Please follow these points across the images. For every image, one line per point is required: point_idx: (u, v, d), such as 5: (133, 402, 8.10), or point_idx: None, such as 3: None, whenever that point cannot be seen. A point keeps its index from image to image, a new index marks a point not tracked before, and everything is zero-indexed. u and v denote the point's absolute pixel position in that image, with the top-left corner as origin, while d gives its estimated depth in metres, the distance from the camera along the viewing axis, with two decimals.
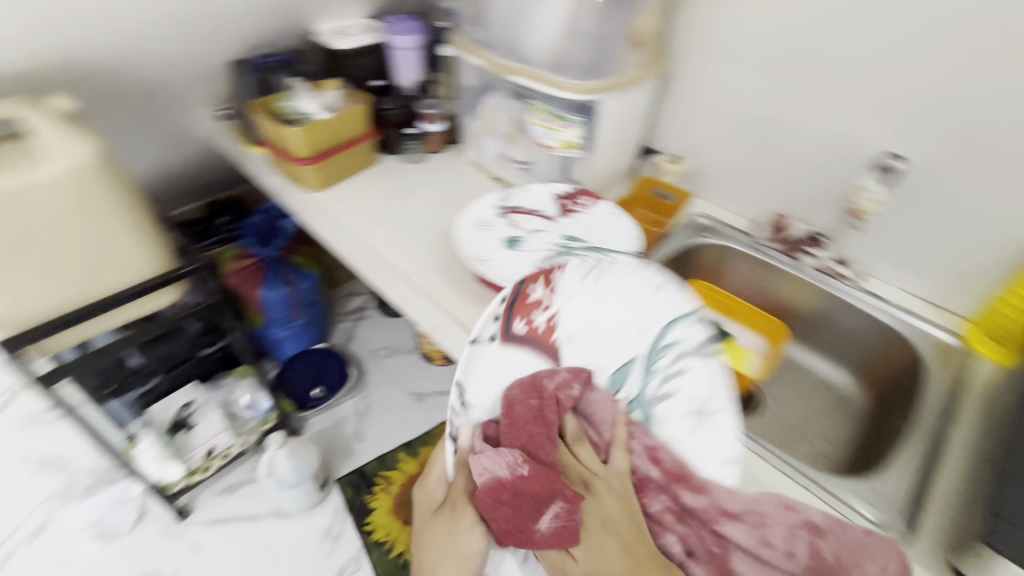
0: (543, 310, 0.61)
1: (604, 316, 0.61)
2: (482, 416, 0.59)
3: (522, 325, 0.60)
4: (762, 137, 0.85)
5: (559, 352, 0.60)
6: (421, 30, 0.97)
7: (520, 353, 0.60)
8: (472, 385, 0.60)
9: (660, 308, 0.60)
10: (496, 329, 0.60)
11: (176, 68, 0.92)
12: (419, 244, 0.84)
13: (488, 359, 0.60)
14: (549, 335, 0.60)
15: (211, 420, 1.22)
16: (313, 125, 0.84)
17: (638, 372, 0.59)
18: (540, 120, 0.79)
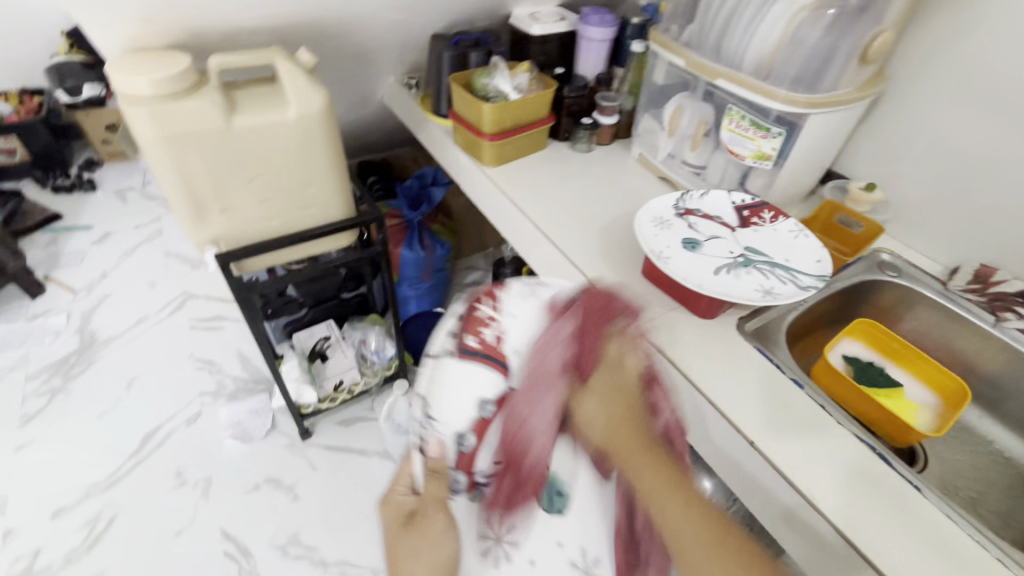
0: (491, 326, 0.59)
1: (541, 327, 0.61)
2: (446, 431, 0.60)
3: (474, 341, 0.59)
4: (981, 178, 0.76)
5: (509, 364, 0.58)
6: (614, 23, 0.98)
7: (473, 367, 0.58)
8: (436, 404, 0.59)
9: None
10: (452, 345, 0.60)
11: (385, 36, 1.01)
12: (582, 231, 0.86)
13: (444, 378, 0.59)
14: (498, 348, 0.59)
15: (343, 356, 1.33)
16: (504, 104, 0.89)
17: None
18: (733, 127, 0.78)
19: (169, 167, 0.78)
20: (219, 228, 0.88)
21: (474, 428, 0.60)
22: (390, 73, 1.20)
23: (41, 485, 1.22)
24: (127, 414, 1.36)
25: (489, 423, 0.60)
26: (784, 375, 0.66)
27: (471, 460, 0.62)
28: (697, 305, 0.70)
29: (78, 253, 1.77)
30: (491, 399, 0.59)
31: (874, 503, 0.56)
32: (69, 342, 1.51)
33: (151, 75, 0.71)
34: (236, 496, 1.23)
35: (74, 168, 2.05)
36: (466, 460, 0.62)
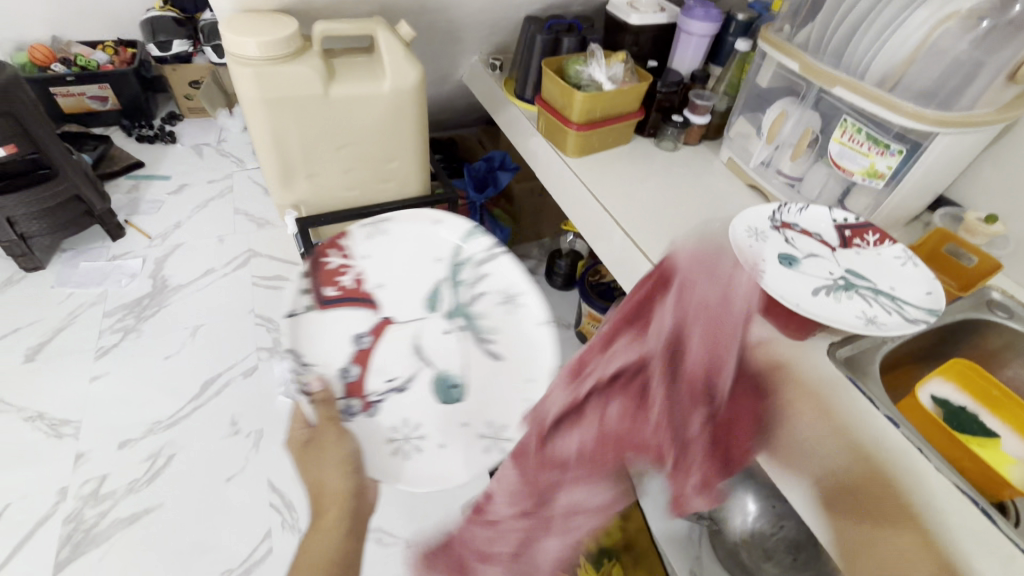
0: (347, 270, 0.85)
1: (388, 259, 0.87)
2: (331, 364, 0.79)
3: (333, 290, 0.83)
4: None
5: (375, 298, 0.84)
6: (718, 18, 0.93)
7: (339, 311, 0.82)
8: (311, 347, 0.79)
9: (440, 237, 0.88)
10: (314, 300, 0.82)
11: (480, 14, 1.00)
12: (663, 232, 0.83)
13: (315, 324, 0.81)
14: (358, 287, 0.85)
15: None
16: (595, 94, 0.86)
17: (447, 290, 0.86)
18: (845, 139, 0.73)
19: (264, 128, 0.79)
20: (302, 192, 0.90)
21: (356, 360, 0.80)
22: (474, 52, 1.19)
23: (111, 416, 1.30)
24: (190, 360, 1.43)
25: (370, 352, 0.80)
26: (877, 410, 0.62)
27: (354, 376, 0.78)
28: (786, 324, 0.66)
29: (156, 201, 1.86)
30: (367, 333, 0.82)
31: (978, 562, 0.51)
32: (143, 285, 1.60)
33: (257, 35, 0.72)
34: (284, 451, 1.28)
35: (157, 120, 2.15)
36: (356, 388, 0.78)
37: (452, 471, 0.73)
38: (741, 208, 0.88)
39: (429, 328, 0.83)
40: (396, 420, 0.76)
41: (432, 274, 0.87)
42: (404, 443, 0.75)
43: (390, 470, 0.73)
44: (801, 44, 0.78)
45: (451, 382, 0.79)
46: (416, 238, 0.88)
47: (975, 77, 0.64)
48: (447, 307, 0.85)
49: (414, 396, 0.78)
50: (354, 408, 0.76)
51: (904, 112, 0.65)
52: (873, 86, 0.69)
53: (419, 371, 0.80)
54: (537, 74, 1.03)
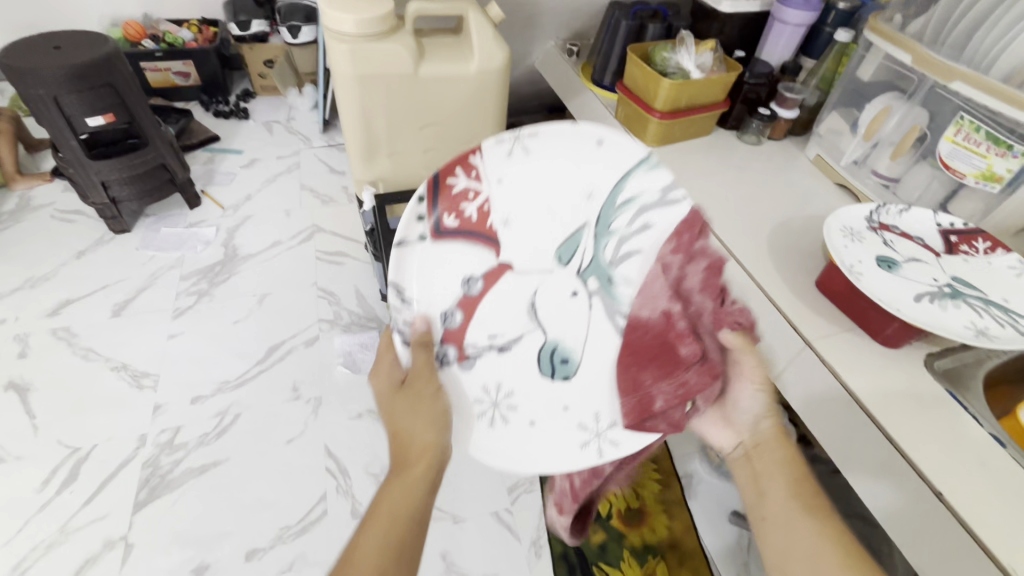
0: (473, 200, 0.63)
1: (530, 183, 0.63)
2: (427, 308, 0.63)
3: (452, 219, 0.62)
4: None
5: (495, 235, 0.64)
6: (817, 6, 0.89)
7: (453, 242, 0.63)
8: (409, 284, 0.62)
9: (599, 163, 0.63)
10: (427, 227, 0.62)
11: None
12: (744, 226, 0.81)
13: (427, 257, 0.62)
14: (482, 221, 0.63)
15: None
16: (682, 82, 0.84)
17: (591, 238, 0.65)
18: (961, 138, 0.68)
19: (353, 103, 0.81)
20: (382, 169, 0.92)
21: (460, 305, 0.64)
22: (551, 37, 1.18)
23: (186, 373, 1.38)
24: (257, 326, 1.50)
25: (473, 299, 0.65)
26: (980, 427, 0.59)
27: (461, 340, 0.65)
28: (881, 331, 0.64)
29: (229, 174, 1.95)
30: (478, 274, 0.65)
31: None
32: (217, 252, 1.69)
33: (357, 11, 0.74)
34: (340, 419, 1.33)
35: (232, 97, 2.24)
36: (453, 335, 0.65)
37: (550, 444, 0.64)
38: (828, 207, 0.84)
39: (551, 282, 0.66)
40: (488, 380, 0.66)
41: (577, 212, 0.64)
42: (496, 408, 0.65)
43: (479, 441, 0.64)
44: (916, 35, 0.74)
45: (560, 355, 0.66)
46: (570, 158, 0.62)
47: None
48: (580, 261, 0.66)
49: (518, 361, 0.66)
50: (448, 357, 0.64)
51: None
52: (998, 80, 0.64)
53: (527, 333, 0.67)
54: (618, 60, 1.01)
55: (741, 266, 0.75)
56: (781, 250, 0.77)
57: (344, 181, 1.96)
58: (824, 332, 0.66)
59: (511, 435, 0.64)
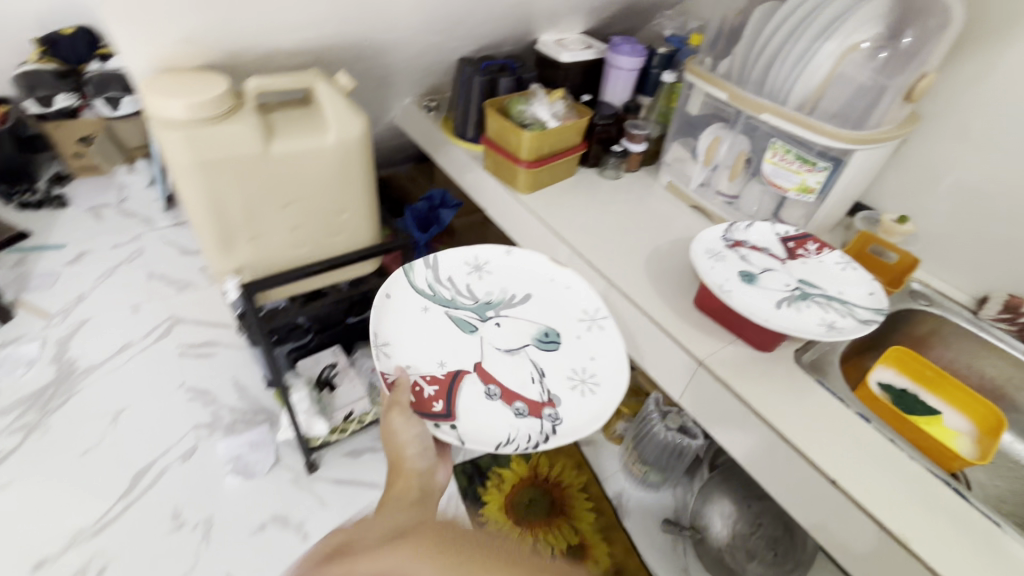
0: (426, 386, 0.72)
1: (421, 340, 0.76)
2: (497, 422, 0.70)
3: (437, 403, 0.71)
4: (990, 215, 0.81)
5: (451, 368, 0.75)
6: (642, 53, 0.99)
7: (461, 395, 0.72)
8: (488, 401, 0.72)
9: (399, 300, 0.79)
10: (445, 421, 0.69)
11: (414, 61, 1.00)
12: (623, 258, 0.86)
13: (475, 413, 0.71)
14: (446, 375, 0.73)
15: (352, 386, 1.28)
16: (541, 132, 0.88)
17: (467, 312, 0.81)
18: (777, 159, 0.79)
19: (200, 192, 0.72)
20: (245, 256, 0.83)
21: (486, 380, 0.74)
22: (407, 94, 1.18)
23: (24, 534, 1.11)
24: (113, 452, 1.26)
25: (494, 379, 0.74)
26: (849, 409, 0.67)
27: (435, 412, 0.70)
28: (756, 338, 0.71)
29: (50, 274, 1.64)
30: (491, 383, 0.74)
31: (965, 537, 0.56)
32: (47, 372, 1.40)
33: (188, 96, 0.66)
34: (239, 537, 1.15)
35: (39, 182, 1.90)
36: (508, 394, 0.73)
37: (567, 416, 0.72)
38: (688, 228, 0.93)
39: (495, 336, 0.79)
40: (574, 363, 0.77)
41: (436, 318, 0.79)
42: (582, 381, 0.75)
43: (571, 405, 0.73)
44: (725, 74, 0.85)
45: (545, 332, 0.80)
46: (395, 322, 0.77)
47: (879, 100, 0.72)
48: (467, 313, 0.81)
49: (552, 368, 0.76)
50: (519, 410, 0.72)
51: (825, 132, 0.72)
52: (794, 110, 0.75)
53: (523, 348, 0.78)
54: (477, 113, 1.03)
55: (629, 297, 0.80)
56: (659, 275, 0.83)
57: (201, 260, 1.75)
58: (711, 348, 0.72)
59: (586, 406, 0.72)
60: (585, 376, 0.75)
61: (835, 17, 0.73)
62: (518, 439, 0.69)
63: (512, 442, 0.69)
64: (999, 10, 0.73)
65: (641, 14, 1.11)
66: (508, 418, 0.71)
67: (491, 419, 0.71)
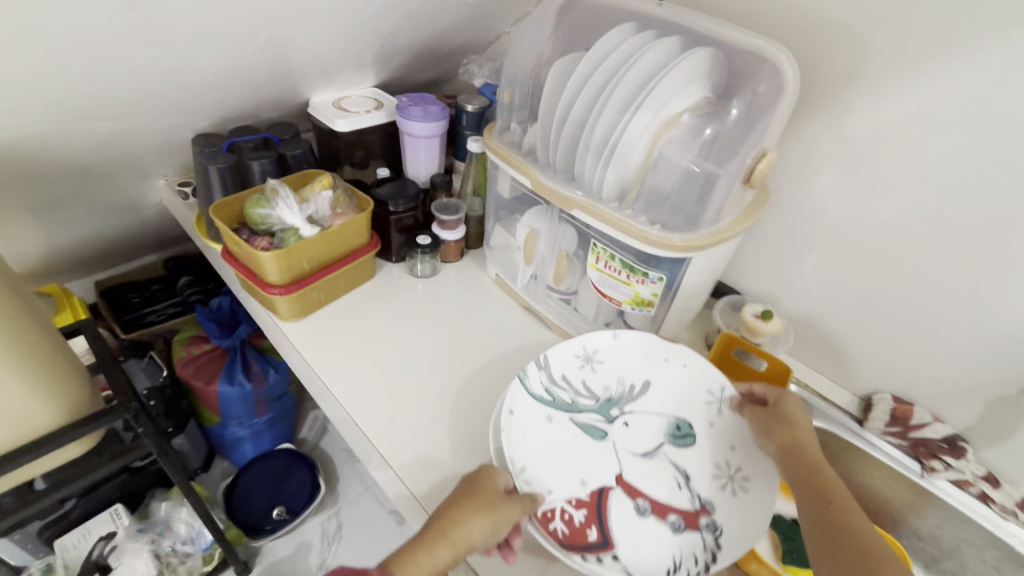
0: (554, 514, 0.52)
1: (544, 453, 0.56)
2: (671, 550, 0.51)
3: (592, 532, 0.52)
4: (860, 301, 0.66)
5: (595, 494, 0.54)
6: (442, 116, 0.77)
7: (615, 514, 0.53)
8: (647, 542, 0.51)
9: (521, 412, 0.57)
10: (607, 556, 0.50)
11: (122, 145, 0.71)
12: (426, 410, 0.62)
13: (634, 544, 0.51)
14: (589, 499, 0.54)
15: (133, 569, 0.94)
16: (292, 248, 0.63)
17: (580, 414, 0.60)
18: (602, 267, 0.60)
19: None
20: None
21: (658, 513, 0.53)
22: (148, 176, 0.87)
23: None
24: None
25: (656, 500, 0.54)
26: None
27: (593, 543, 0.51)
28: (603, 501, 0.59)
29: None
30: (638, 501, 0.54)
31: None
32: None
33: None
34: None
35: None
36: (662, 507, 0.54)
37: (731, 524, 0.52)
38: (520, 339, 0.72)
39: (621, 434, 0.59)
40: (713, 466, 0.56)
41: (553, 435, 0.57)
42: (731, 479, 0.55)
43: (746, 519, 0.52)
44: (530, 148, 0.65)
45: (676, 426, 0.59)
46: (534, 453, 0.56)
47: (711, 190, 0.54)
48: (593, 417, 0.60)
49: (697, 464, 0.56)
50: (677, 526, 0.52)
51: (646, 237, 0.53)
52: (609, 205, 0.56)
53: (660, 446, 0.58)
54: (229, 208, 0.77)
55: (425, 486, 0.55)
56: (471, 438, 0.60)
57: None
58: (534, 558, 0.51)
59: (738, 509, 0.53)
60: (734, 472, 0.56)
61: (642, 81, 0.54)
62: (683, 563, 0.50)
63: (682, 567, 0.50)
64: (840, 60, 0.58)
65: (450, 57, 0.89)
66: (665, 534, 0.52)
67: (661, 542, 0.51)
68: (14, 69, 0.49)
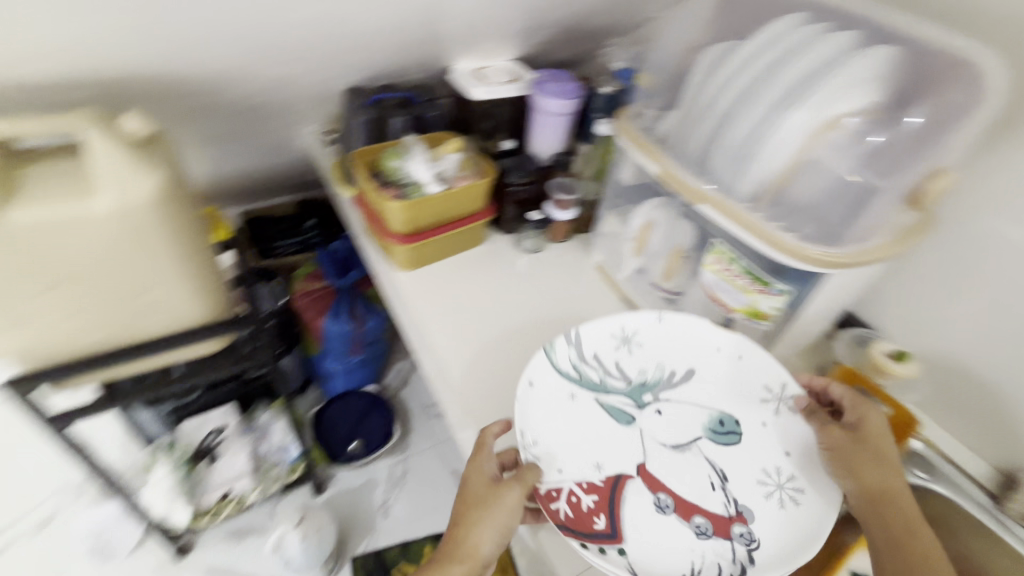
0: (558, 496, 0.52)
1: (563, 429, 0.56)
2: (693, 549, 0.50)
3: (601, 521, 0.51)
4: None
5: (609, 478, 0.54)
6: (577, 95, 0.76)
7: (628, 501, 0.53)
8: (668, 533, 0.51)
9: (541, 383, 0.58)
10: (615, 548, 0.50)
11: (285, 90, 0.79)
12: (511, 378, 0.64)
13: (654, 533, 0.51)
14: (599, 484, 0.54)
15: (235, 459, 1.10)
16: (417, 200, 0.67)
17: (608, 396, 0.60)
18: (720, 269, 0.56)
19: None
20: (5, 343, 0.64)
21: (681, 511, 0.53)
22: (301, 124, 0.96)
23: None
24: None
25: (680, 497, 0.54)
26: None
27: (598, 533, 0.50)
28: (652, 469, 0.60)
29: None
30: (660, 493, 0.54)
31: None
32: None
33: None
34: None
35: None
36: (688, 504, 0.53)
37: (767, 534, 0.50)
38: None
39: (654, 425, 0.58)
40: (761, 467, 0.55)
41: (574, 411, 0.58)
42: (780, 487, 0.53)
43: (787, 527, 0.50)
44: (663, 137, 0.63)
45: (719, 421, 0.58)
46: (552, 426, 0.56)
47: (867, 205, 0.48)
48: (621, 401, 0.59)
49: (739, 462, 0.55)
50: (703, 529, 0.51)
51: (777, 244, 0.49)
52: (740, 205, 0.53)
53: (698, 441, 0.57)
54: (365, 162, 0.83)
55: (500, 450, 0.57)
56: None
57: None
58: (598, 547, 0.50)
59: (773, 523, 0.51)
60: (783, 480, 0.54)
61: (805, 78, 0.50)
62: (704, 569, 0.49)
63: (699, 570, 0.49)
64: None
65: (592, 38, 0.88)
66: (687, 539, 0.51)
67: (682, 536, 0.51)
68: (219, 13, 0.57)
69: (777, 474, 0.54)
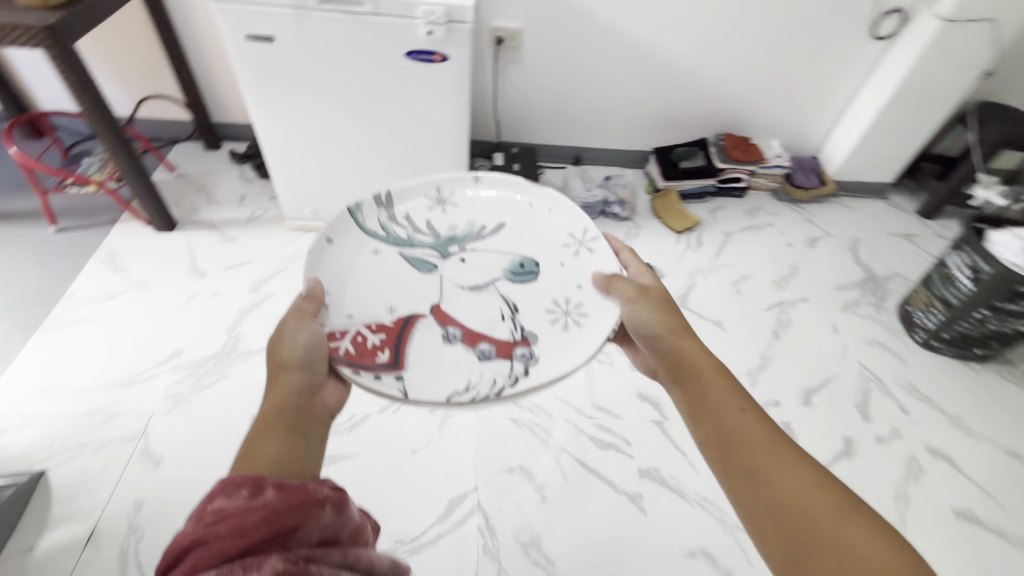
0: (345, 335, 0.78)
1: (350, 273, 0.86)
2: (476, 373, 0.75)
3: (384, 355, 0.76)
4: None
5: (400, 316, 0.82)
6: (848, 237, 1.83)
7: (443, 343, 0.78)
8: (466, 358, 0.77)
9: (363, 245, 0.91)
10: (392, 374, 0.74)
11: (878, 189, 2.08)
12: None
13: (454, 361, 0.76)
14: (396, 323, 0.81)
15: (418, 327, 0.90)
16: None
17: (414, 250, 0.92)
18: None
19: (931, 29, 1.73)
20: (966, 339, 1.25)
21: (471, 342, 0.79)
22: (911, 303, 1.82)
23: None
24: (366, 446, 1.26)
25: (482, 336, 0.79)
26: None
27: (383, 362, 0.75)
28: None
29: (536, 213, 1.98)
30: (457, 335, 0.80)
31: None
32: (759, 196, 2.19)
33: None
34: (493, 472, 1.31)
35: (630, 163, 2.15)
36: (473, 339, 0.79)
37: (538, 356, 0.77)
38: None
39: (443, 265, 0.90)
40: (554, 303, 0.84)
41: (390, 257, 0.90)
42: (567, 317, 0.82)
43: (570, 340, 0.79)
44: None
45: (520, 266, 0.90)
46: (361, 268, 0.88)
47: None
48: (425, 252, 0.92)
49: (537, 303, 0.84)
50: (488, 352, 0.77)
51: None
52: None
53: (489, 286, 0.87)
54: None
55: None
56: None
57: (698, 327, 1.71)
58: None
59: (564, 344, 0.79)
60: (569, 314, 0.83)
61: None
62: (475, 392, 0.72)
63: (471, 390, 0.72)
64: None
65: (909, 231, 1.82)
66: (472, 358, 0.76)
67: (470, 360, 0.76)
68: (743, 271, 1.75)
69: (563, 308, 0.83)
